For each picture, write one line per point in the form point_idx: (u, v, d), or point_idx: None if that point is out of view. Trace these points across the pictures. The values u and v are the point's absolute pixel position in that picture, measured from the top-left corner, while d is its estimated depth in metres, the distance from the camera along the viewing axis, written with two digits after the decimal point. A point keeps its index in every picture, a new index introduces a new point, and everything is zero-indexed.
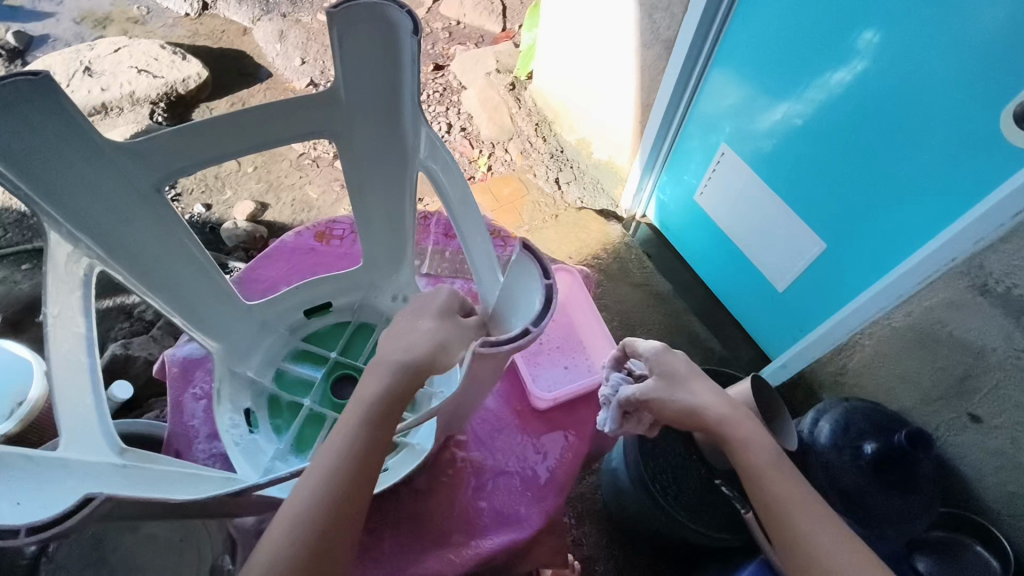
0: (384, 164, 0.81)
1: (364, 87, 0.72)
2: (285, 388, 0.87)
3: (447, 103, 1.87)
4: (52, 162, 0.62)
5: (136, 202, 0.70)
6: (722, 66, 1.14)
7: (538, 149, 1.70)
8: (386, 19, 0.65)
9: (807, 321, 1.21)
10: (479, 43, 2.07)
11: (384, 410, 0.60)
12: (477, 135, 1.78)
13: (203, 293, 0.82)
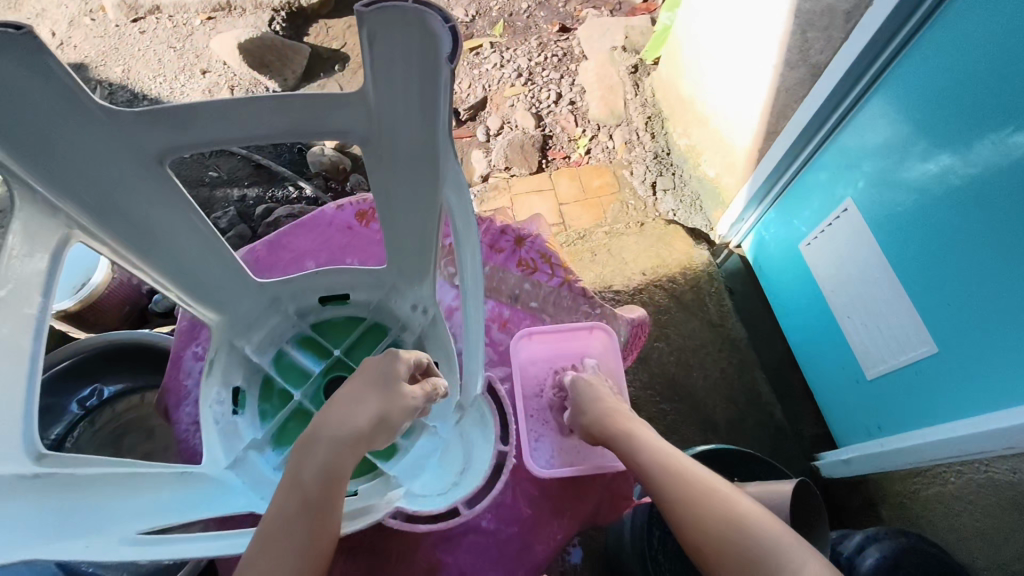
0: (414, 195, 0.66)
1: (396, 109, 0.56)
2: (281, 372, 0.79)
3: (563, 70, 1.75)
4: (31, 122, 0.51)
5: (137, 171, 0.59)
6: (879, 108, 0.94)
7: (642, 144, 1.58)
8: (430, 33, 0.49)
9: (890, 422, 1.05)
10: (614, 9, 1.89)
11: (326, 486, 0.54)
12: (585, 113, 1.66)
13: (209, 267, 0.72)
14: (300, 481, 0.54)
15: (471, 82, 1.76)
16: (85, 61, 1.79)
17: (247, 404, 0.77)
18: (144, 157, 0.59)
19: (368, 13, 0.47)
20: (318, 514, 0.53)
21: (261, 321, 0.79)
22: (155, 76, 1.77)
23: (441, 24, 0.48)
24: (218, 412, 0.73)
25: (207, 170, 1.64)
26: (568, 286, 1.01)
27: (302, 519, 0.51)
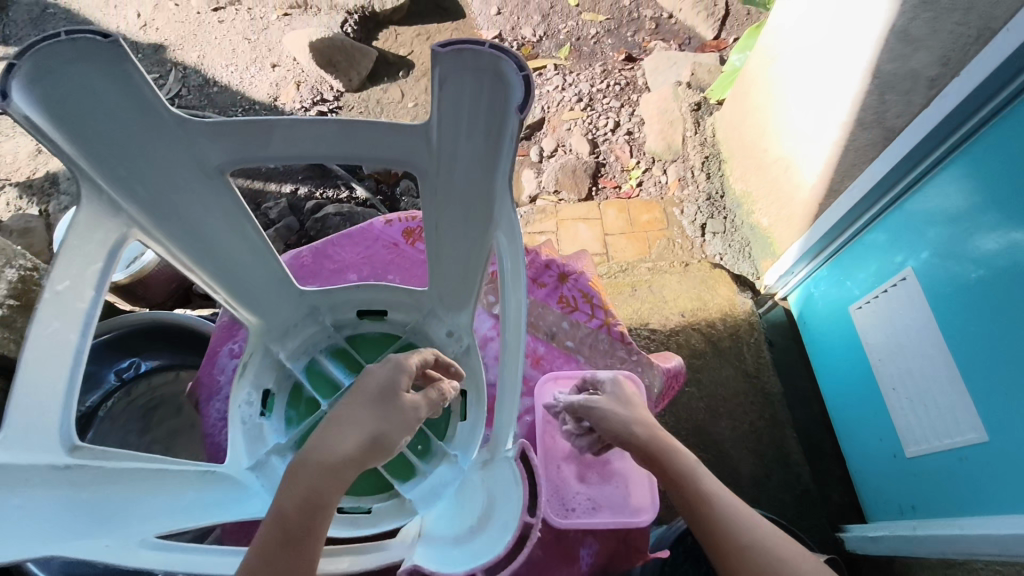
0: (465, 228, 0.67)
1: (458, 142, 0.57)
2: (311, 380, 0.81)
3: (624, 99, 1.76)
4: (102, 121, 0.54)
5: (198, 176, 0.62)
6: (948, 184, 0.90)
7: (697, 183, 1.56)
8: (502, 78, 0.50)
9: (927, 504, 1.00)
10: (683, 45, 1.89)
11: (306, 515, 0.51)
12: (642, 144, 1.66)
13: (255, 273, 0.75)
14: (283, 514, 0.52)
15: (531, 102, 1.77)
16: (164, 43, 1.85)
17: (275, 407, 0.78)
18: (206, 165, 0.62)
19: (442, 53, 0.48)
20: (295, 546, 0.50)
21: (300, 325, 0.82)
22: (228, 65, 1.83)
23: (514, 70, 0.49)
24: (246, 413, 0.76)
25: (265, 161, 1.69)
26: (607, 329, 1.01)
27: (278, 555, 0.49)
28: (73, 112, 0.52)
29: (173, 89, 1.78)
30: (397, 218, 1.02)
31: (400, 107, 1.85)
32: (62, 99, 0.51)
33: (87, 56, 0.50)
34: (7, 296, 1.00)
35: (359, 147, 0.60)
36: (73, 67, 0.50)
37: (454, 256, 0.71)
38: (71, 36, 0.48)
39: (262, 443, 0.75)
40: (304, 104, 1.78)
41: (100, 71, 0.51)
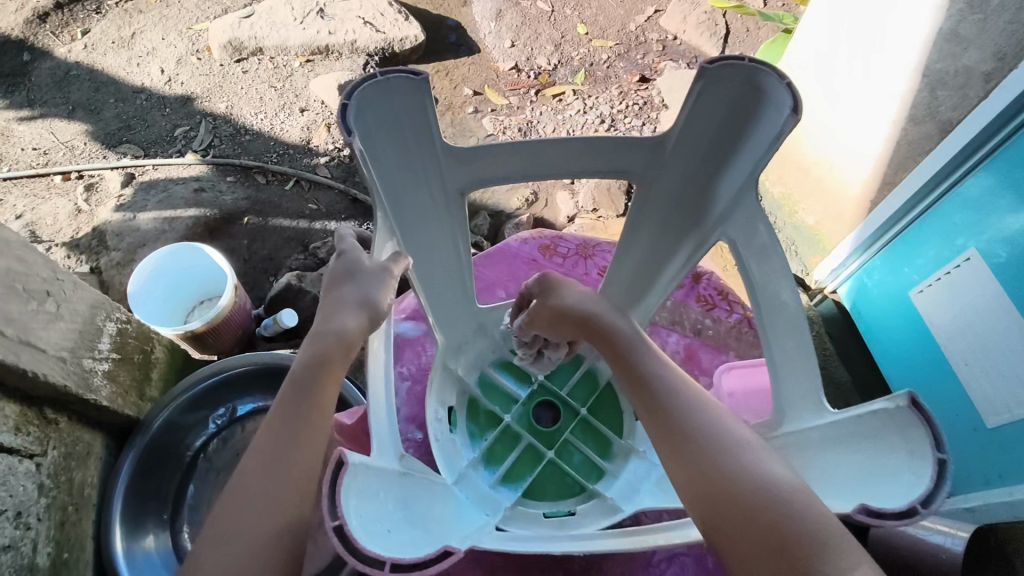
0: (669, 221, 0.83)
1: (694, 142, 0.74)
2: (486, 395, 0.91)
3: (645, 117, 1.83)
4: (398, 144, 0.72)
5: (438, 199, 0.79)
6: (994, 176, 0.98)
7: None
8: (756, 86, 0.67)
9: (1016, 468, 1.01)
10: (692, 63, 1.96)
11: (314, 368, 0.65)
12: None
13: (452, 295, 0.89)
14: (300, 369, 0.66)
15: (556, 126, 1.83)
16: (191, 96, 1.86)
17: (459, 422, 0.88)
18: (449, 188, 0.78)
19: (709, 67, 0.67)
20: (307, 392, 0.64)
21: (471, 343, 0.93)
22: (256, 113, 1.83)
23: (774, 80, 0.65)
24: (439, 429, 0.86)
25: (306, 204, 1.67)
26: (747, 321, 1.05)
27: (296, 400, 0.63)
28: (376, 139, 0.70)
29: (206, 140, 1.78)
30: (529, 236, 1.10)
31: None
32: (373, 125, 0.69)
33: (391, 90, 0.67)
34: (110, 351, 1.01)
35: (602, 163, 0.77)
36: (387, 96, 0.67)
37: (642, 259, 0.89)
38: (386, 75, 0.66)
39: (459, 457, 0.85)
40: (336, 145, 1.77)
41: (404, 104, 0.69)
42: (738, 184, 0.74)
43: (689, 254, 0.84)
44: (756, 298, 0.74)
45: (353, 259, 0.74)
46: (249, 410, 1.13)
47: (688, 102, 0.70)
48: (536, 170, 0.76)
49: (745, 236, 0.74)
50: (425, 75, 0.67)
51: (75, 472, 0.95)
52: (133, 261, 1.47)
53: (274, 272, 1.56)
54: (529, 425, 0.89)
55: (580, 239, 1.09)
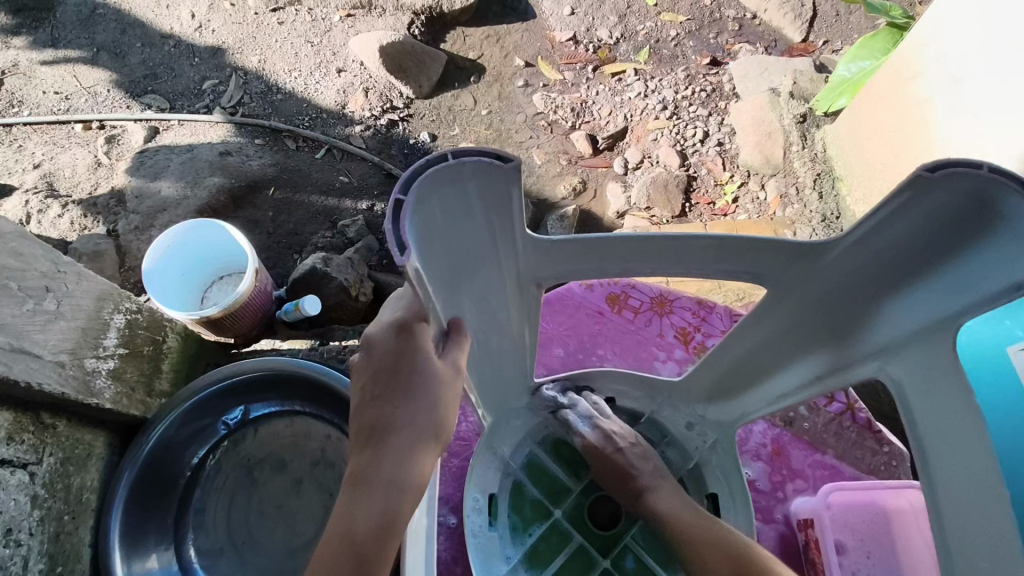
0: (794, 329, 0.64)
1: (870, 257, 0.52)
2: (534, 479, 0.79)
3: (712, 106, 1.65)
4: (462, 235, 0.51)
5: (506, 284, 0.59)
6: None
7: (806, 203, 1.49)
8: (992, 210, 0.44)
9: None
10: (770, 48, 1.76)
11: (380, 541, 0.47)
12: (734, 156, 1.58)
13: (506, 365, 0.73)
14: (355, 536, 0.46)
15: (612, 109, 1.66)
16: (222, 46, 1.72)
17: (500, 512, 0.77)
18: (521, 277, 0.59)
19: (928, 178, 0.44)
20: (363, 570, 0.46)
21: (522, 415, 0.80)
22: (290, 70, 1.69)
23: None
24: (476, 524, 0.75)
25: (337, 175, 1.55)
26: (852, 415, 0.89)
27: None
28: (436, 237, 0.48)
29: (235, 96, 1.65)
30: (597, 284, 1.00)
31: (472, 115, 1.69)
32: (436, 222, 0.47)
33: (461, 176, 0.45)
34: (117, 347, 0.92)
35: (725, 264, 0.57)
36: (459, 184, 0.46)
37: (739, 351, 0.70)
38: (459, 158, 0.44)
39: (497, 558, 0.74)
40: (373, 113, 1.63)
41: (478, 189, 0.47)
42: (918, 318, 0.53)
43: (819, 371, 0.64)
44: (934, 479, 0.52)
45: (422, 358, 0.51)
46: (262, 414, 1.04)
47: (878, 212, 0.48)
48: (642, 266, 0.58)
49: (921, 385, 0.53)
50: (514, 158, 0.45)
51: (73, 477, 0.86)
52: (151, 227, 1.37)
53: (299, 251, 1.45)
54: (583, 522, 0.77)
55: (656, 293, 0.99)
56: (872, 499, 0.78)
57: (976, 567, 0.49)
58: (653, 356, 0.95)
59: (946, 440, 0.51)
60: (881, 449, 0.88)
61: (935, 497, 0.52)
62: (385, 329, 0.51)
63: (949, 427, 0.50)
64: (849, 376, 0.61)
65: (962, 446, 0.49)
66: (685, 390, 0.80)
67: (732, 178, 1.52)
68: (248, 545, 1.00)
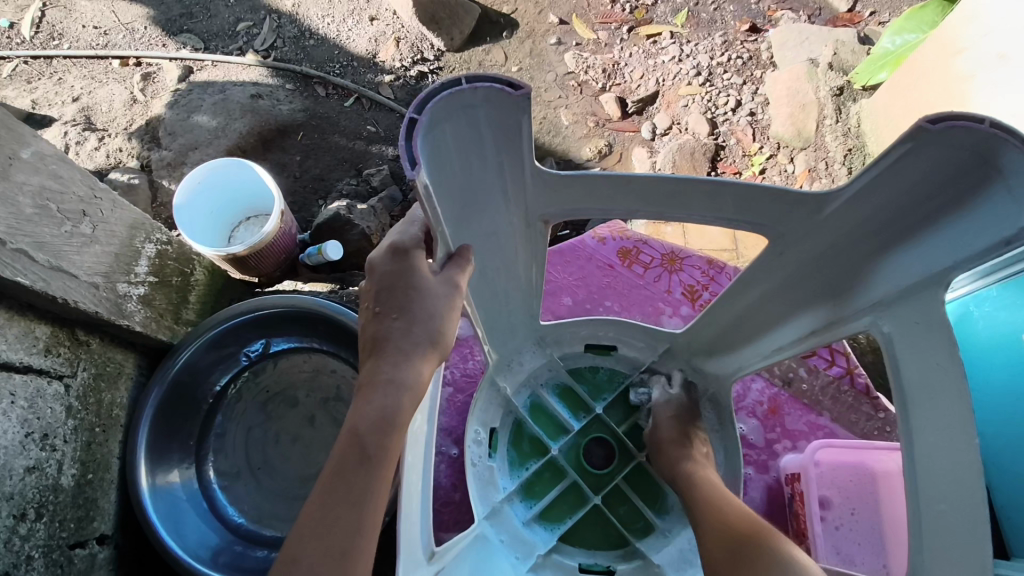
0: (795, 283, 0.65)
1: (873, 208, 0.54)
2: (533, 419, 0.83)
3: (747, 75, 1.62)
4: (473, 164, 0.53)
5: (513, 219, 0.61)
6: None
7: (834, 177, 1.47)
8: (993, 164, 0.46)
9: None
10: (813, 16, 1.70)
11: (381, 434, 0.51)
12: (765, 127, 1.55)
13: (510, 302, 0.76)
14: (358, 430, 0.52)
15: (644, 73, 1.64)
16: None
17: (499, 446, 0.81)
18: (528, 214, 0.61)
19: (929, 129, 0.46)
20: (368, 463, 0.51)
21: (526, 358, 0.83)
22: (323, 16, 1.69)
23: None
24: (477, 454, 0.79)
25: (365, 123, 1.56)
26: (850, 380, 0.91)
27: (355, 472, 0.50)
28: (446, 159, 0.51)
29: (268, 40, 1.66)
30: (609, 239, 1.01)
31: (502, 70, 1.68)
32: (448, 145, 0.50)
33: (474, 102, 0.47)
34: (148, 274, 0.97)
35: (730, 214, 0.58)
36: (472, 111, 0.48)
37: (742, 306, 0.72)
38: (473, 83, 0.46)
39: (494, 487, 0.78)
40: (404, 63, 1.63)
41: (489, 119, 0.49)
42: (913, 272, 0.54)
43: (815, 327, 0.66)
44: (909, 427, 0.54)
45: (416, 276, 0.56)
46: (283, 348, 1.09)
47: (880, 162, 0.49)
48: (647, 212, 0.60)
49: (908, 342, 0.55)
50: (526, 90, 0.46)
51: (105, 392, 0.92)
52: (182, 164, 1.39)
53: (324, 195, 1.47)
54: (578, 464, 0.80)
55: (667, 251, 1.00)
56: (861, 459, 0.79)
57: (940, 512, 0.50)
58: (659, 308, 0.96)
59: (925, 390, 0.53)
60: (877, 415, 0.89)
61: (912, 454, 0.53)
62: (382, 252, 0.57)
63: (932, 378, 0.52)
64: (842, 330, 0.62)
65: (937, 393, 0.51)
66: (686, 344, 0.81)
67: (760, 149, 1.50)
68: (263, 470, 1.05)
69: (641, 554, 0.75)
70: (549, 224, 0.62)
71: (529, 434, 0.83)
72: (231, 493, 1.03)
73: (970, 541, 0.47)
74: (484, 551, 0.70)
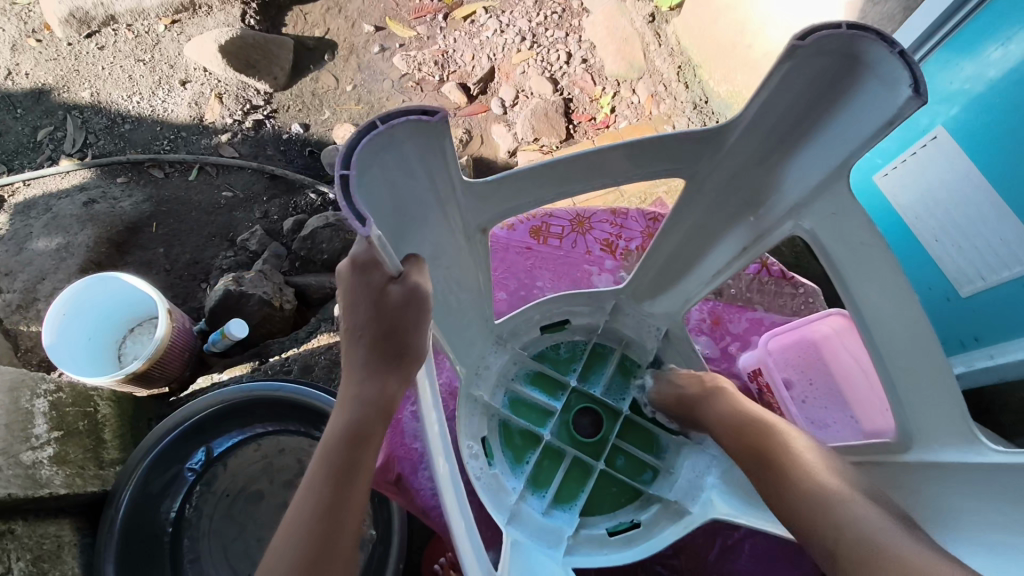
0: (714, 210, 0.71)
1: (766, 127, 0.61)
2: (518, 414, 0.84)
3: (567, 27, 1.67)
4: (408, 190, 0.56)
5: (458, 234, 0.65)
6: (950, 56, 0.95)
7: (675, 95, 1.56)
8: (860, 61, 0.53)
9: (991, 332, 0.96)
10: None
11: (352, 447, 0.57)
12: (600, 69, 1.62)
13: (469, 316, 0.78)
14: (328, 451, 0.56)
15: (474, 53, 1.65)
16: (43, 88, 1.56)
17: (495, 453, 0.81)
18: (467, 227, 0.66)
19: (801, 46, 0.52)
20: (344, 474, 0.56)
21: (492, 360, 0.84)
22: (129, 96, 1.55)
23: (884, 51, 0.51)
24: (478, 467, 0.79)
25: (219, 191, 1.47)
26: (766, 270, 0.99)
27: (329, 479, 0.55)
28: (381, 194, 0.52)
29: (79, 139, 1.52)
30: (517, 223, 1.04)
31: (338, 93, 1.63)
32: (383, 181, 0.52)
33: (401, 136, 0.51)
34: (51, 431, 0.88)
35: (619, 164, 0.62)
36: (398, 145, 0.52)
37: (672, 246, 0.77)
38: (387, 123, 0.49)
39: (505, 492, 0.79)
40: (235, 117, 1.54)
41: (419, 149, 0.54)
42: (817, 170, 0.62)
43: (744, 243, 0.72)
44: (858, 305, 0.63)
45: (376, 288, 0.55)
46: (228, 447, 1.02)
47: (770, 80, 0.56)
48: (575, 190, 0.65)
49: (834, 234, 0.63)
50: (443, 112, 0.51)
51: (52, 572, 0.82)
52: (35, 300, 1.25)
53: (203, 279, 1.37)
54: (572, 440, 0.83)
55: (571, 215, 1.04)
56: (803, 334, 0.87)
57: (902, 366, 0.62)
58: (586, 268, 1.00)
59: (866, 272, 0.61)
60: (798, 291, 0.98)
61: (863, 321, 0.63)
62: (347, 266, 0.55)
63: (863, 256, 0.61)
64: (767, 241, 0.70)
65: (871, 272, 0.61)
66: (631, 295, 0.85)
67: (603, 90, 1.57)
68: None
69: (656, 497, 0.81)
70: (489, 229, 0.66)
71: (517, 430, 0.84)
72: None
73: (935, 385, 0.60)
74: (525, 553, 0.71)
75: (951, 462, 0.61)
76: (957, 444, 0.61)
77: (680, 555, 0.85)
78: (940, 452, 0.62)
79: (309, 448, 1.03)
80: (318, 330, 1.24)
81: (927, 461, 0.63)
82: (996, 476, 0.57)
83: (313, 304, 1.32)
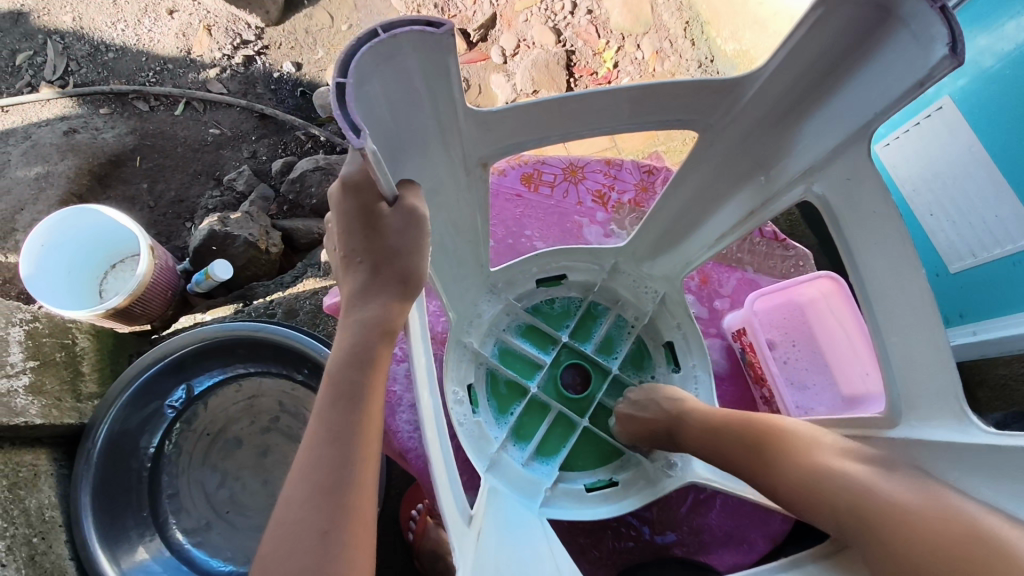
0: (713, 166, 0.69)
1: (783, 83, 0.58)
2: (508, 365, 0.84)
3: None
4: (407, 111, 0.53)
5: (456, 169, 0.63)
6: (967, 23, 0.92)
7: (681, 53, 1.51)
8: (895, 14, 0.50)
9: (980, 305, 0.95)
10: None
11: (354, 368, 0.52)
12: (605, 21, 1.56)
13: (463, 261, 0.77)
14: (333, 375, 0.52)
15: None
16: (22, 10, 1.49)
17: (480, 400, 0.81)
18: (467, 159, 0.63)
19: None
20: (350, 400, 0.51)
21: (483, 309, 0.84)
22: (114, 23, 1.49)
23: (923, 7, 0.47)
24: (462, 413, 0.78)
25: (206, 128, 1.42)
26: (758, 231, 0.99)
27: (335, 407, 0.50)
28: (377, 112, 0.50)
29: (60, 66, 1.46)
30: (509, 168, 1.01)
31: (333, 32, 1.56)
32: (379, 98, 0.49)
33: (401, 48, 0.48)
34: (26, 360, 0.88)
35: (616, 107, 0.60)
36: (398, 60, 0.49)
37: (674, 204, 0.76)
38: (390, 31, 0.46)
39: (488, 440, 0.78)
40: (225, 51, 1.49)
41: (420, 65, 0.51)
42: (832, 133, 0.59)
43: (749, 209, 0.70)
44: (862, 274, 0.60)
45: (371, 208, 0.52)
46: (208, 385, 1.01)
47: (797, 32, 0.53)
48: (572, 132, 0.62)
49: (845, 199, 0.60)
50: (447, 26, 0.48)
51: (28, 499, 0.82)
52: (13, 231, 1.23)
53: (188, 216, 1.35)
54: (558, 394, 0.83)
55: (565, 163, 1.02)
56: (790, 296, 0.87)
57: (899, 344, 0.59)
58: (573, 220, 0.98)
59: (875, 240, 0.58)
60: (789, 254, 0.98)
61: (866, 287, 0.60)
62: (338, 187, 0.52)
63: (873, 224, 0.58)
64: (772, 207, 0.68)
65: (880, 238, 0.58)
66: (629, 254, 0.84)
67: (607, 44, 1.51)
68: (233, 510, 1.02)
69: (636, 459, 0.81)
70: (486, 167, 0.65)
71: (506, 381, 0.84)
72: (208, 547, 0.99)
73: (936, 359, 0.57)
74: (503, 500, 0.71)
75: (938, 439, 0.57)
76: (946, 423, 0.58)
77: (652, 508, 0.86)
78: (922, 429, 0.60)
79: (291, 392, 1.02)
80: (306, 275, 1.22)
81: (907, 437, 0.61)
82: (980, 456, 0.54)
83: (299, 249, 1.30)
